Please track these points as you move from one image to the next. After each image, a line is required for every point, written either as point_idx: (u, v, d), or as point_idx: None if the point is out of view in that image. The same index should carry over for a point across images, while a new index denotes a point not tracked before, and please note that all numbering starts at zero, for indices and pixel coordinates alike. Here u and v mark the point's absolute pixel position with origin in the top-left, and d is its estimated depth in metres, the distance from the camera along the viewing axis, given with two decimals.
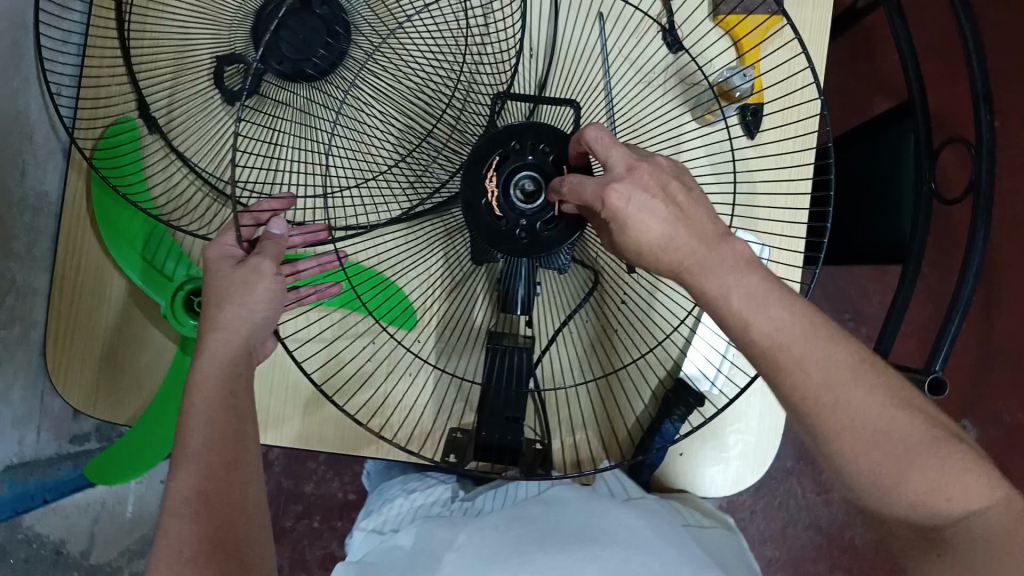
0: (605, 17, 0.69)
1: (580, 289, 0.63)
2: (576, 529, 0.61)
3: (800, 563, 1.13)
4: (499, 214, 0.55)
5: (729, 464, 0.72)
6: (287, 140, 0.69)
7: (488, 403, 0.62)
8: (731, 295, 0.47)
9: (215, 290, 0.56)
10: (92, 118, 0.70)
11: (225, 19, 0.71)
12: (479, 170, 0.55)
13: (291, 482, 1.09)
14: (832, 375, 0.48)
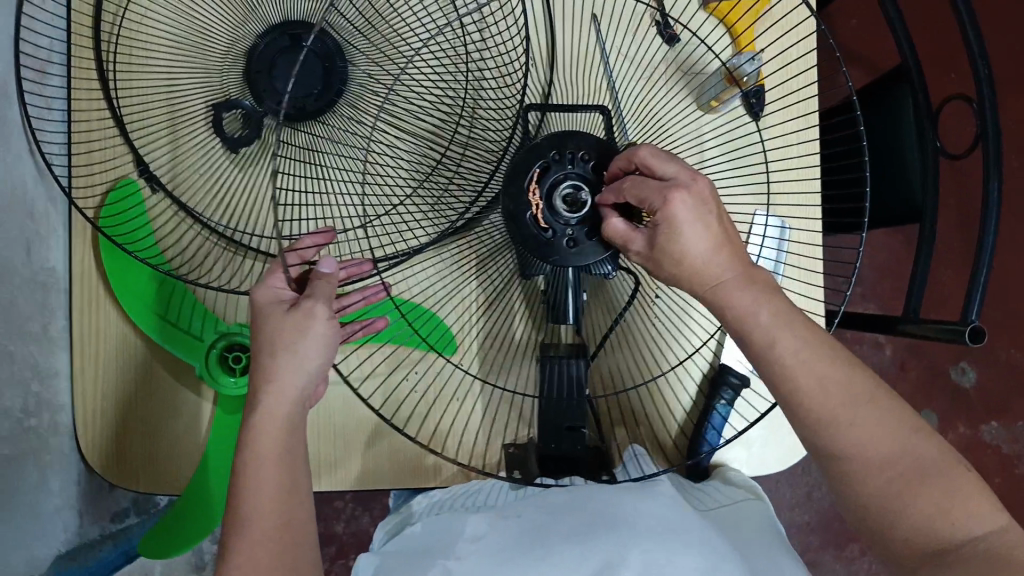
0: (599, 20, 0.69)
1: (624, 292, 0.64)
2: (598, 516, 0.58)
3: (826, 523, 1.17)
4: (544, 225, 0.57)
5: (778, 440, 0.75)
6: (311, 178, 0.67)
7: (548, 414, 0.62)
8: (761, 311, 0.50)
9: (260, 344, 0.54)
10: (91, 184, 0.67)
11: (213, 63, 0.68)
12: (523, 184, 0.56)
13: (321, 524, 1.07)
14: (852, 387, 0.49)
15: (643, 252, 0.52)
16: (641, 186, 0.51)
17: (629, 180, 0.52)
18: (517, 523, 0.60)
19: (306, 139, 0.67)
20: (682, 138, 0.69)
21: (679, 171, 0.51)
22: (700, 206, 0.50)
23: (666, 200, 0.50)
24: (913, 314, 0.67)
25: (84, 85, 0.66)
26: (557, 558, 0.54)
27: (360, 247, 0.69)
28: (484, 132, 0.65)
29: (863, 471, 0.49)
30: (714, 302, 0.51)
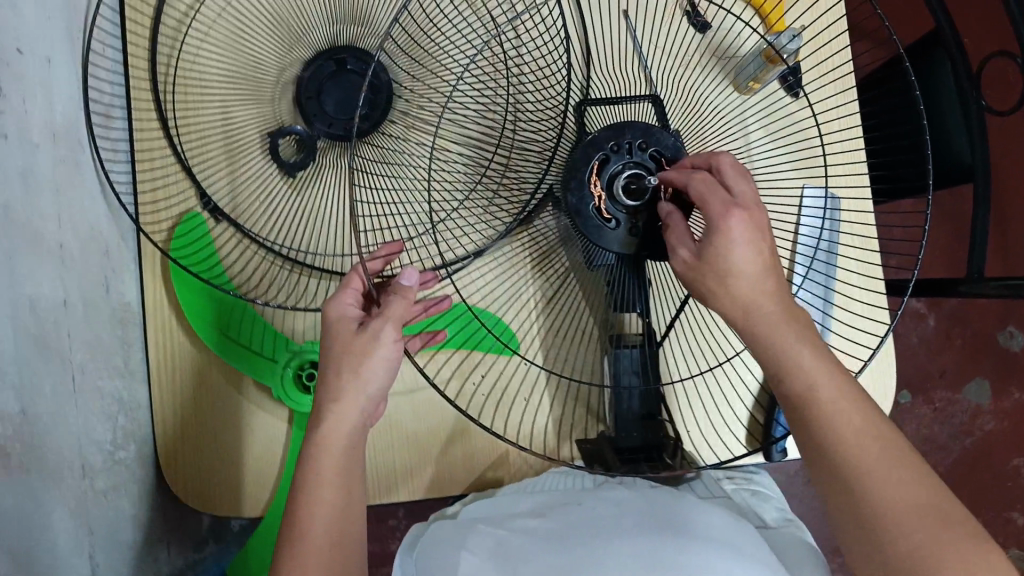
0: (629, 13, 0.70)
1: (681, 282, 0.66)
2: (664, 514, 0.59)
3: None
4: (607, 214, 0.60)
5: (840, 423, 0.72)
6: (380, 192, 0.67)
7: (625, 403, 0.64)
8: (788, 338, 0.49)
9: (327, 366, 0.55)
10: (159, 220, 0.70)
11: (265, 93, 0.71)
12: (584, 177, 0.60)
13: (377, 545, 1.08)
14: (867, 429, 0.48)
15: (690, 259, 0.52)
16: (708, 188, 0.52)
17: (703, 173, 0.53)
18: (580, 507, 0.61)
19: (375, 155, 0.67)
20: (731, 121, 0.70)
21: (748, 193, 0.51)
22: (753, 227, 0.50)
23: (726, 213, 0.50)
24: (976, 276, 0.68)
25: (147, 128, 0.70)
26: (621, 538, 0.55)
27: (431, 255, 0.69)
28: (531, 131, 0.67)
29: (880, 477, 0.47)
30: (759, 292, 0.50)
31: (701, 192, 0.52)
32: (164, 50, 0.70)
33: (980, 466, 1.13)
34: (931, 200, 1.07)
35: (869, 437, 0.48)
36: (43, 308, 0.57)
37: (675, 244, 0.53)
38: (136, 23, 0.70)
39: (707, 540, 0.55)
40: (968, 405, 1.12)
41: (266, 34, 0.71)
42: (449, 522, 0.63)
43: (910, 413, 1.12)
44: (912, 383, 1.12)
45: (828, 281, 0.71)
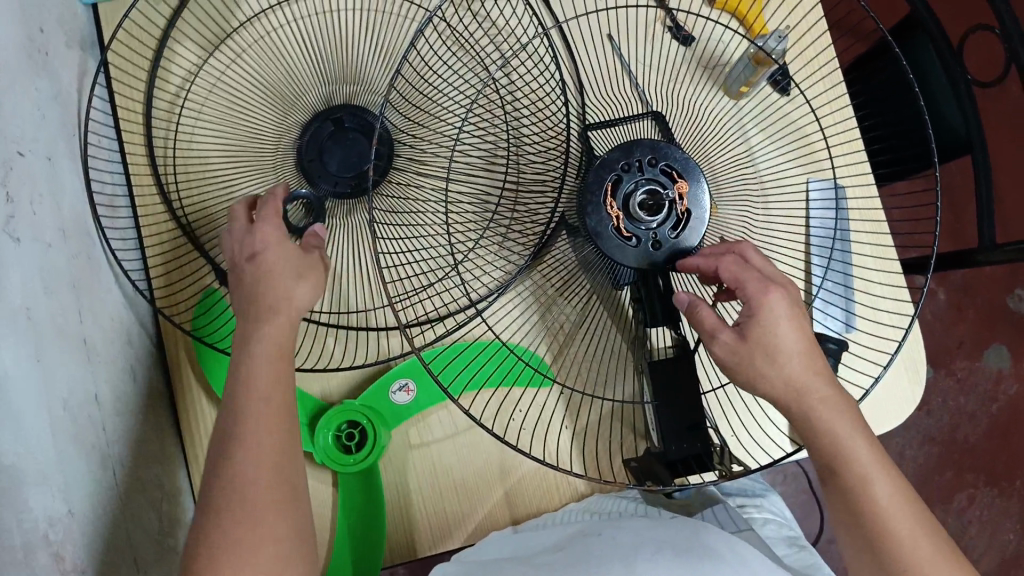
0: (616, 37, 0.72)
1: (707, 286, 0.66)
2: (690, 538, 0.59)
3: (926, 478, 1.11)
4: (627, 233, 0.61)
5: (887, 396, 0.71)
6: (401, 241, 0.67)
7: (667, 417, 0.63)
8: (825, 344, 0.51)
9: None
10: (176, 302, 0.69)
11: (266, 160, 0.71)
12: (599, 200, 0.61)
13: None
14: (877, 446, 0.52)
15: (733, 341, 0.53)
16: (739, 267, 0.54)
17: (732, 255, 0.55)
18: (600, 537, 0.60)
19: (392, 205, 0.67)
20: (729, 128, 0.72)
21: (774, 271, 0.55)
22: (793, 307, 0.53)
23: (765, 289, 0.53)
24: (988, 244, 0.69)
25: (152, 211, 0.70)
26: (639, 560, 0.54)
27: (457, 296, 0.69)
28: (537, 162, 0.67)
29: (904, 506, 0.51)
30: (809, 374, 0.52)
31: (734, 272, 0.54)
32: (160, 132, 0.71)
33: (1010, 431, 1.13)
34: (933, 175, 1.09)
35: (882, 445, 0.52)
36: (78, 409, 0.55)
37: (713, 327, 0.53)
38: (130, 109, 0.71)
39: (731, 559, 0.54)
40: (990, 371, 1.13)
41: (262, 103, 0.72)
42: (473, 562, 0.62)
43: (934, 387, 1.13)
44: (932, 358, 1.13)
45: (845, 270, 0.71)
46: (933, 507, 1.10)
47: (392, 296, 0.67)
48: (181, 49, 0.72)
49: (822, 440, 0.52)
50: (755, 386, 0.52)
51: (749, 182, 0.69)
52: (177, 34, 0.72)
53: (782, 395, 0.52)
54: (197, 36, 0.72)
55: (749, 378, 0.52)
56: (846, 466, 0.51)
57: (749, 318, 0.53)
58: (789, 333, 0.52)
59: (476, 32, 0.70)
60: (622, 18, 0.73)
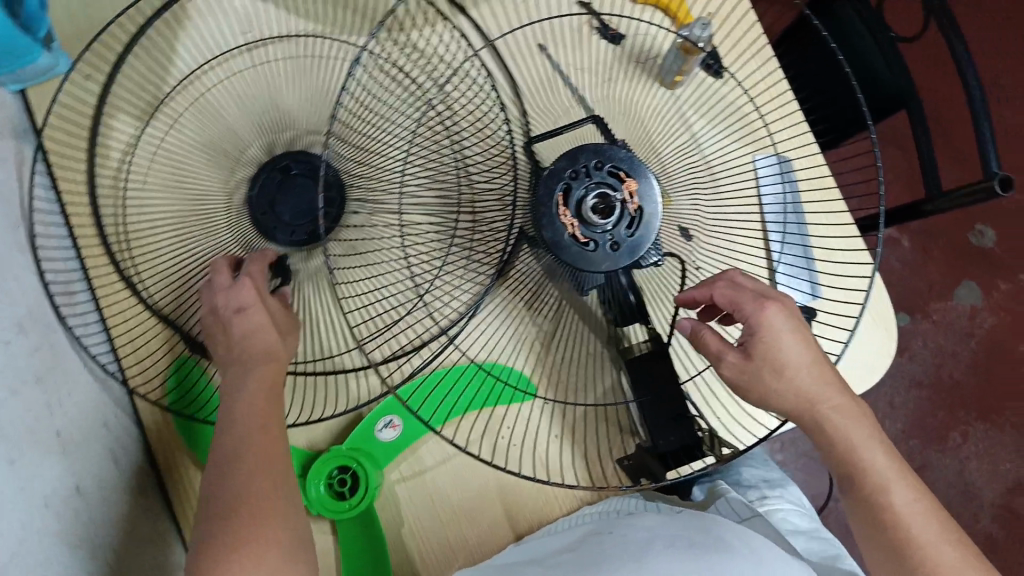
0: (547, 45, 0.73)
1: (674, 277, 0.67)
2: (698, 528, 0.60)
3: (919, 422, 1.13)
4: (585, 239, 0.61)
5: (864, 353, 0.72)
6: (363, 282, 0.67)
7: (653, 414, 0.64)
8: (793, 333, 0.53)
9: None
10: (149, 379, 0.68)
11: (217, 219, 0.70)
12: (553, 211, 0.61)
13: None
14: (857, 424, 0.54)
15: (741, 362, 0.54)
16: (734, 291, 0.55)
17: (724, 280, 0.56)
18: (608, 537, 0.61)
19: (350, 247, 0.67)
20: (670, 119, 0.73)
21: (765, 288, 0.56)
22: (794, 319, 0.54)
23: (762, 306, 0.54)
24: (935, 190, 0.69)
25: (111, 289, 0.69)
26: (647, 555, 0.55)
27: (428, 327, 0.69)
28: (488, 181, 0.67)
29: (893, 474, 0.53)
30: (818, 384, 0.54)
31: (729, 297, 0.55)
32: (109, 210, 0.70)
33: (993, 363, 1.15)
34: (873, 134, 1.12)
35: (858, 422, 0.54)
36: (58, 502, 0.56)
37: (719, 349, 0.55)
38: (74, 191, 0.69)
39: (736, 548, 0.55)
40: (964, 308, 1.16)
41: (206, 164, 0.71)
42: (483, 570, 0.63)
43: (913, 332, 1.15)
44: (906, 305, 1.15)
45: (802, 239, 0.72)
46: (928, 449, 1.13)
47: (364, 338, 0.67)
48: (117, 122, 0.70)
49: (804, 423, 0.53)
50: (768, 403, 0.54)
51: (700, 173, 0.71)
52: (109, 109, 0.70)
53: (795, 407, 0.54)
54: (130, 107, 0.71)
55: (760, 393, 0.54)
56: (844, 457, 0.53)
57: (752, 336, 0.54)
58: (759, 325, 0.54)
59: (407, 63, 0.70)
60: (548, 25, 0.73)
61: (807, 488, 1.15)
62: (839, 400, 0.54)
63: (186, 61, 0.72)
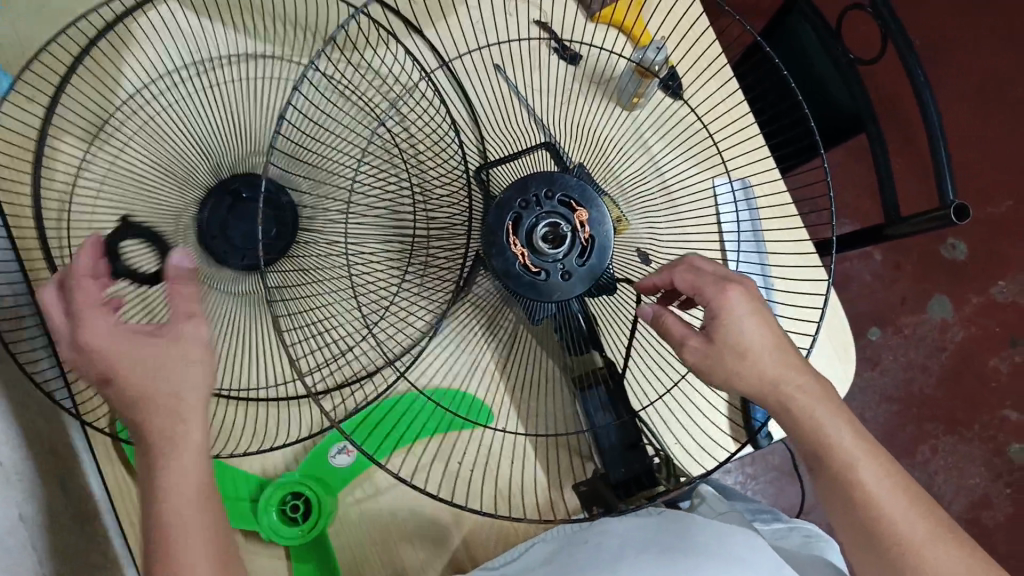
0: (503, 66, 0.72)
1: (629, 306, 0.66)
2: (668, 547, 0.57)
3: (890, 436, 1.14)
4: (535, 268, 0.61)
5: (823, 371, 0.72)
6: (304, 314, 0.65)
7: (604, 443, 0.64)
8: (754, 351, 0.50)
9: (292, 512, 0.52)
10: (95, 403, 0.67)
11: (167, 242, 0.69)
12: (503, 240, 0.60)
13: None
14: (832, 443, 0.50)
15: (702, 345, 0.51)
16: (696, 276, 0.52)
17: (684, 263, 0.52)
18: (587, 546, 0.60)
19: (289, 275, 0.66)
20: (628, 142, 0.72)
21: (726, 271, 0.53)
22: (754, 300, 0.51)
23: (724, 289, 0.51)
24: (893, 215, 0.68)
25: None
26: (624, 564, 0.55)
27: (374, 359, 0.67)
28: (442, 207, 0.66)
29: (867, 495, 0.50)
30: (787, 367, 0.50)
31: (691, 282, 0.52)
32: (55, 232, 0.68)
33: (962, 377, 1.16)
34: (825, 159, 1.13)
35: (844, 431, 0.50)
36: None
37: (681, 334, 0.52)
38: (18, 212, 0.68)
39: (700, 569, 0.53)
40: (936, 322, 1.16)
41: (155, 184, 0.70)
42: None
43: (884, 346, 1.15)
44: (877, 317, 1.16)
45: (761, 263, 0.71)
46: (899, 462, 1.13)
47: (304, 368, 0.66)
48: (64, 144, 0.69)
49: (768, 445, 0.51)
50: (732, 385, 0.51)
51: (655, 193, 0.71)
52: (55, 130, 0.69)
53: (759, 390, 0.50)
54: (77, 128, 0.70)
55: (723, 376, 0.51)
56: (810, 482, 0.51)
57: (712, 319, 0.51)
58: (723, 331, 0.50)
59: (358, 80, 0.69)
60: (505, 47, 0.72)
61: (778, 501, 1.15)
62: (812, 401, 0.51)
63: (134, 82, 0.71)
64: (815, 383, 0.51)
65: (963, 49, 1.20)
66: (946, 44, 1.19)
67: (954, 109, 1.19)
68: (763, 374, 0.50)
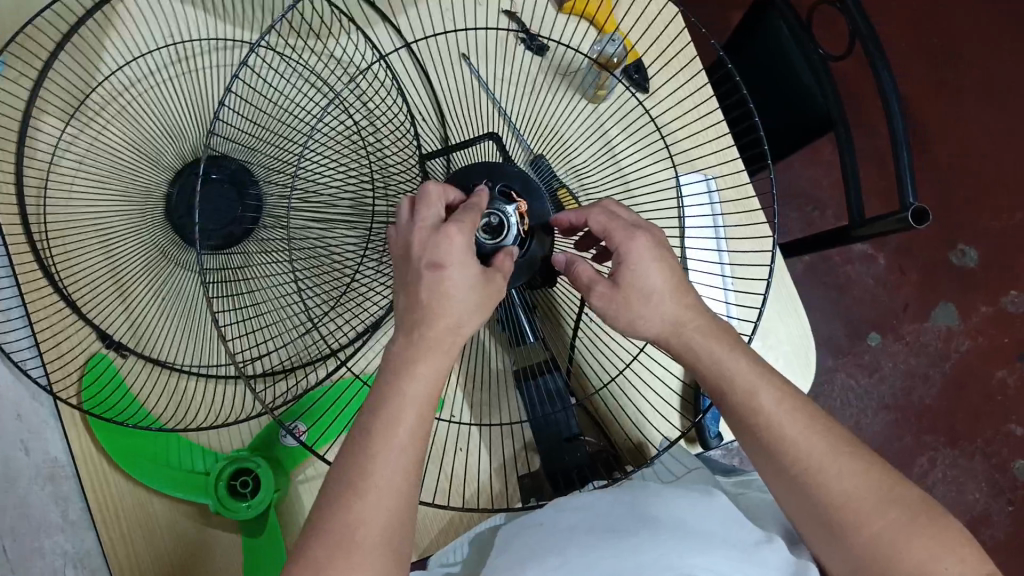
0: (469, 55, 0.71)
1: (568, 321, 0.67)
2: (626, 516, 0.54)
3: (886, 444, 1.15)
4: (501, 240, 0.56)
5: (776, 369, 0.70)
6: (249, 301, 0.66)
7: (541, 435, 0.64)
8: (685, 327, 0.52)
9: None
10: (66, 371, 0.69)
11: (139, 221, 0.72)
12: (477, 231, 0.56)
13: None
14: (774, 422, 0.49)
15: (610, 291, 0.52)
16: (609, 218, 0.53)
17: (600, 208, 0.54)
18: (541, 531, 0.55)
19: (236, 258, 0.68)
20: (591, 135, 0.72)
21: (638, 219, 0.54)
22: (659, 247, 0.52)
23: (630, 236, 0.52)
24: (858, 220, 0.66)
25: (34, 280, 0.69)
26: (577, 557, 0.50)
27: (319, 350, 0.67)
28: (397, 192, 0.66)
29: (812, 466, 0.48)
30: (715, 343, 0.51)
31: (604, 224, 0.53)
32: (34, 207, 0.71)
33: (968, 387, 1.17)
34: (775, 176, 1.21)
35: (787, 416, 0.49)
36: None
37: (590, 280, 0.53)
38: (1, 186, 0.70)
39: (662, 545, 0.50)
40: (940, 329, 1.18)
41: (135, 164, 0.73)
42: None
43: (885, 353, 1.17)
44: (878, 324, 1.18)
45: (720, 254, 0.70)
46: (902, 466, 1.13)
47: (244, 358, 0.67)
48: (44, 123, 0.72)
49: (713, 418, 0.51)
50: (635, 327, 0.53)
51: (614, 183, 0.71)
52: (37, 109, 0.72)
53: (658, 332, 0.52)
54: (57, 107, 0.72)
55: (625, 321, 0.53)
56: (755, 457, 0.50)
57: (619, 266, 0.52)
58: (658, 308, 0.51)
59: (316, 66, 0.70)
60: (469, 34, 0.72)
61: None
62: (746, 376, 0.51)
63: (112, 65, 0.73)
64: (753, 364, 0.52)
65: (957, 64, 1.24)
66: (930, 55, 1.24)
67: (951, 119, 1.23)
68: (697, 351, 0.51)
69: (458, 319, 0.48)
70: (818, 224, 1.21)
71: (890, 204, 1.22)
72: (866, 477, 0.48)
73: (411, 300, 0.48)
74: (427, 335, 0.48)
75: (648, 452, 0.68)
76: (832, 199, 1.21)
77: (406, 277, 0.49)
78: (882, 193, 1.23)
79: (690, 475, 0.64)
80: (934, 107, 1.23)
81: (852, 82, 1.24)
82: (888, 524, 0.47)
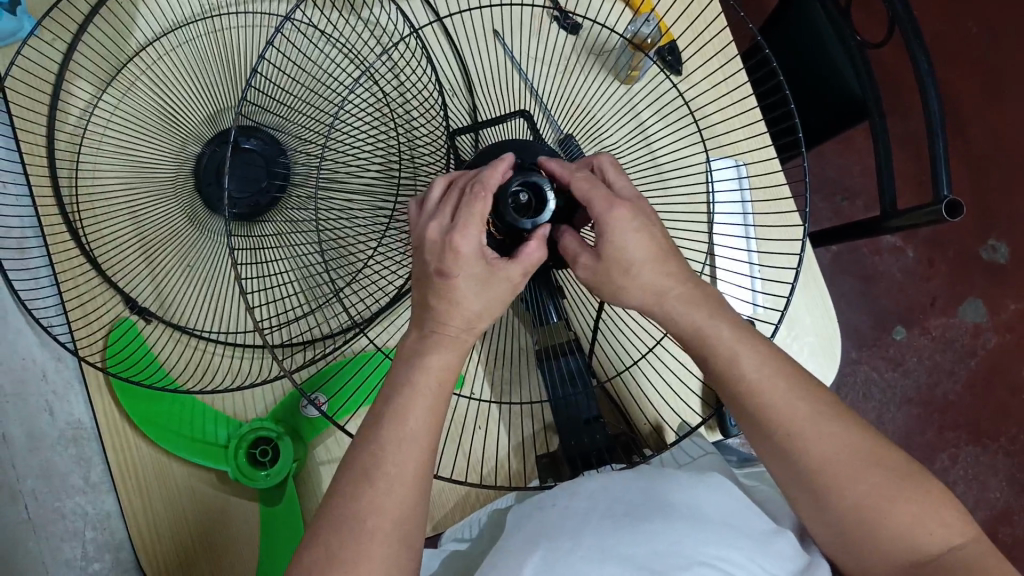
0: (501, 31, 0.71)
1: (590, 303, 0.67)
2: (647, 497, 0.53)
3: (908, 437, 1.13)
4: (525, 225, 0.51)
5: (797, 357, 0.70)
6: (272, 272, 0.67)
7: (563, 416, 0.63)
8: (713, 307, 0.51)
9: None
10: (91, 335, 0.70)
11: (166, 187, 0.72)
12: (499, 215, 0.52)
13: None
14: (801, 408, 0.49)
15: (592, 263, 0.51)
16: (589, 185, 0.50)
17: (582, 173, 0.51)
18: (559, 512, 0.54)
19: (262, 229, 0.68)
20: (622, 115, 0.71)
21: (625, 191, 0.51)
22: None
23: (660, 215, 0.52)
24: (890, 209, 0.65)
25: (63, 243, 0.70)
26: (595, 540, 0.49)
27: (341, 322, 0.68)
28: (424, 165, 0.66)
29: (837, 452, 0.48)
30: (739, 339, 0.50)
31: (584, 191, 0.50)
32: (64, 171, 0.71)
33: (993, 384, 1.16)
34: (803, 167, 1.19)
35: (813, 402, 0.49)
36: None
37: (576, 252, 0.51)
38: (33, 150, 0.71)
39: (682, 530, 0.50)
40: (966, 324, 1.17)
41: (164, 130, 0.73)
42: None
43: (909, 348, 1.15)
44: (903, 318, 1.16)
45: (747, 242, 0.70)
46: (924, 461, 1.12)
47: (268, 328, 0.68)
48: (77, 89, 0.73)
49: (739, 399, 0.51)
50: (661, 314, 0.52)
51: (643, 166, 0.71)
52: (71, 75, 0.72)
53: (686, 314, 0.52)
54: (90, 73, 0.73)
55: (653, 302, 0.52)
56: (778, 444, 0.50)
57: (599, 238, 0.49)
58: (687, 288, 0.51)
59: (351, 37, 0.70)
60: (501, 10, 0.71)
61: None
62: (775, 360, 0.50)
63: (145, 33, 0.73)
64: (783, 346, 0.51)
65: (996, 56, 1.22)
66: (968, 47, 1.21)
67: (987, 112, 1.21)
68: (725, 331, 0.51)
69: (482, 304, 0.49)
70: (848, 214, 1.19)
71: (920, 198, 1.20)
72: (893, 468, 0.48)
73: (436, 276, 0.48)
74: (458, 316, 0.49)
75: (668, 437, 0.68)
76: (865, 188, 1.20)
77: (433, 250, 0.49)
78: (914, 186, 1.21)
79: (705, 459, 0.64)
80: (970, 99, 1.21)
81: (886, 72, 1.22)
82: (913, 518, 0.47)
